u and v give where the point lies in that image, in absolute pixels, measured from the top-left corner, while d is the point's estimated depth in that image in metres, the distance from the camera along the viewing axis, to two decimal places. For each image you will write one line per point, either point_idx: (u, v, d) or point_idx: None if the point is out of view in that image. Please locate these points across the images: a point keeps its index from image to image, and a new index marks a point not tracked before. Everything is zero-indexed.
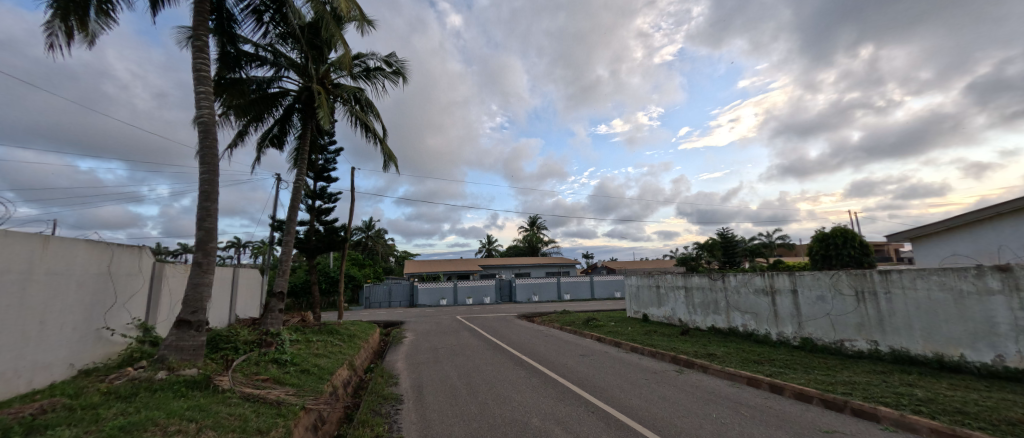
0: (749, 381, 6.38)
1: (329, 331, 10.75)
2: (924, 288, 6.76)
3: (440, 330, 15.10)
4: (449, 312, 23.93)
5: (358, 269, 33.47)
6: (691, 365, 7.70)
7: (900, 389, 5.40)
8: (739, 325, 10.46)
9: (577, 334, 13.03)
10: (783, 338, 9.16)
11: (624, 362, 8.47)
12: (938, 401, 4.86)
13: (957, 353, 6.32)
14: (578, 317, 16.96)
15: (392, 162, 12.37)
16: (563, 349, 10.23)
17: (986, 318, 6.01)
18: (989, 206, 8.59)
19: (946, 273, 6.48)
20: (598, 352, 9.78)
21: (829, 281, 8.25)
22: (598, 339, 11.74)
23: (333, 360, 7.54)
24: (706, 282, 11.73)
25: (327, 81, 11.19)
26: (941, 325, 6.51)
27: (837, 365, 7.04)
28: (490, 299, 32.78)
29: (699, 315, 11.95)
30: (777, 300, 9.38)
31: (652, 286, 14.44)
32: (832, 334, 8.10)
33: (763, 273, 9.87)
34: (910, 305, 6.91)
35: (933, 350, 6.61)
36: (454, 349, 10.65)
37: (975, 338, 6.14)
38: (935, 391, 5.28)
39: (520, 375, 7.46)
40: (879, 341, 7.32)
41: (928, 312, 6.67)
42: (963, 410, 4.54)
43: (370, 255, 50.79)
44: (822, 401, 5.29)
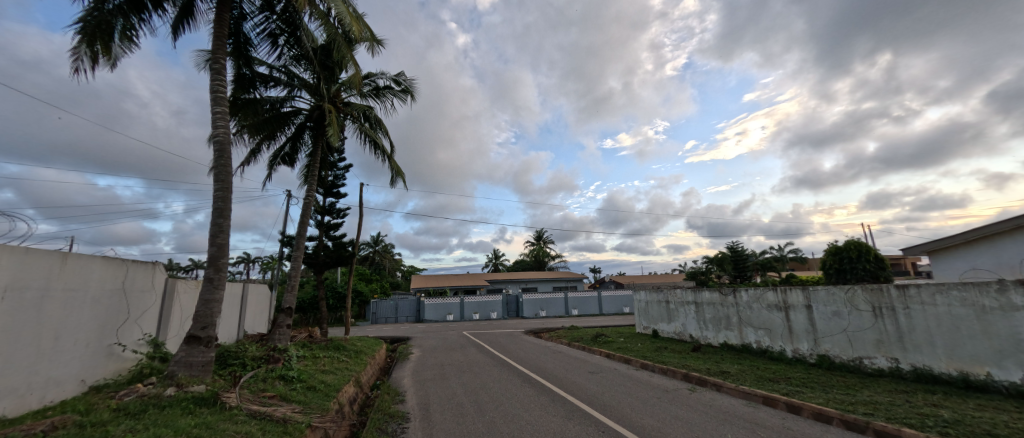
0: (765, 401, 6.21)
1: (336, 347, 10.74)
2: (944, 304, 6.59)
3: (447, 346, 15.00)
4: (456, 328, 23.68)
5: (365, 284, 33.53)
6: (703, 383, 7.54)
7: (924, 410, 5.22)
8: (752, 341, 10.24)
9: (586, 350, 12.86)
10: (799, 355, 8.94)
11: (635, 380, 8.30)
12: (965, 422, 4.69)
13: (984, 371, 6.12)
14: (585, 334, 16.75)
15: (399, 178, 12.50)
16: (572, 366, 10.09)
17: (1012, 335, 5.83)
18: (1006, 219, 8.46)
19: (966, 288, 6.33)
20: (609, 369, 9.65)
21: (844, 296, 8.09)
22: (608, 355, 11.61)
23: (338, 377, 7.50)
24: (716, 298, 11.56)
25: (338, 100, 11.39)
26: (964, 342, 6.32)
27: (857, 383, 6.85)
28: (497, 314, 32.56)
29: (710, 331, 11.74)
30: (791, 316, 9.19)
31: (661, 301, 14.24)
32: (849, 351, 7.90)
33: (775, 288, 9.69)
34: (931, 321, 6.73)
35: (957, 368, 6.41)
36: (461, 366, 10.53)
37: (1002, 356, 5.94)
38: (961, 412, 5.09)
39: (529, 393, 7.34)
40: (900, 359, 7.12)
41: (950, 328, 6.49)
42: (992, 433, 4.37)
43: (376, 270, 50.84)
44: (843, 422, 5.12)
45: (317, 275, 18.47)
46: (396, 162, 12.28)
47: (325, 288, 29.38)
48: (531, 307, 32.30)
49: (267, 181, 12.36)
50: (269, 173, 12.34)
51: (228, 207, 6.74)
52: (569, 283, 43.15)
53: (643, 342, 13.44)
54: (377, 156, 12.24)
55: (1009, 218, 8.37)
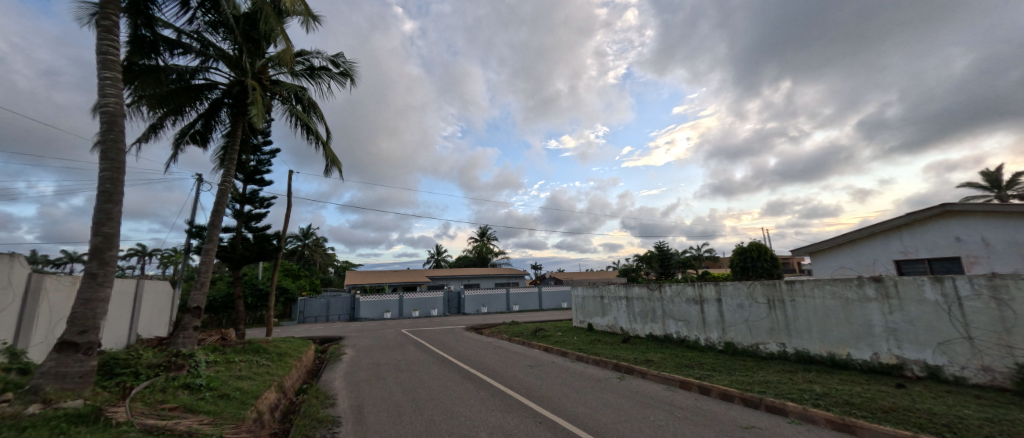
0: (681, 384, 6.75)
1: (255, 350, 10.06)
2: (819, 296, 7.55)
3: (382, 345, 14.58)
4: (394, 326, 23.14)
5: (291, 281, 31.56)
6: (631, 371, 8.02)
7: (803, 385, 5.98)
8: (673, 332, 11.02)
9: (525, 344, 13.14)
10: (710, 343, 9.77)
11: (570, 371, 8.64)
12: (832, 394, 5.43)
13: (845, 352, 7.10)
14: (525, 329, 17.08)
15: (334, 166, 11.92)
16: (511, 361, 10.26)
17: (865, 321, 6.84)
18: (865, 227, 10.14)
19: (836, 282, 7.31)
20: (547, 362, 9.93)
21: (747, 290, 8.98)
22: (546, 349, 11.97)
23: (258, 383, 7.05)
24: (645, 292, 12.28)
25: (264, 77, 10.54)
26: (832, 328, 7.29)
27: (753, 365, 7.67)
28: (438, 311, 32.25)
29: (638, 324, 12.47)
30: (705, 308, 10.01)
31: (596, 296, 14.85)
32: (748, 338, 8.80)
33: (693, 283, 10.48)
34: (809, 311, 7.67)
35: (826, 350, 7.37)
36: (398, 365, 10.31)
37: (858, 339, 6.94)
38: (830, 385, 5.90)
39: (468, 388, 7.40)
40: (786, 343, 8.04)
41: (822, 316, 7.45)
42: (850, 401, 5.11)
43: (306, 265, 47.99)
44: (742, 399, 5.71)
45: (235, 270, 17.01)
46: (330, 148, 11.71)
47: (243, 285, 27.21)
48: (473, 303, 32.33)
49: (172, 162, 11.25)
50: (174, 152, 11.24)
51: (119, 191, 6.08)
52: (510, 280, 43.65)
53: (578, 335, 13.98)
54: (309, 141, 11.60)
55: (868, 227, 10.02)
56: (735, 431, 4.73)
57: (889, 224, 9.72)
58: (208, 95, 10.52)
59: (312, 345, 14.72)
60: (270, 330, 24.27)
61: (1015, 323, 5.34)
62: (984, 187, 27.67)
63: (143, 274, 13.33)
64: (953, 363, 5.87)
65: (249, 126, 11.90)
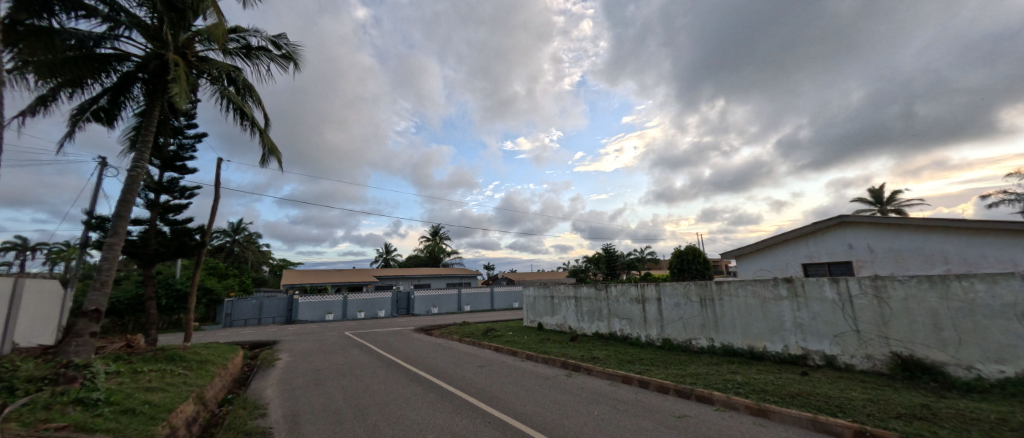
0: (624, 379, 7.23)
1: (169, 358, 9.43)
2: (743, 295, 8.50)
3: (323, 348, 14.14)
4: (337, 328, 22.39)
5: (216, 281, 29.43)
6: (578, 369, 8.44)
7: (727, 376, 6.66)
8: (618, 330, 11.64)
9: (476, 345, 13.29)
10: (650, 339, 10.47)
11: (520, 370, 8.93)
12: (751, 383, 6.10)
13: (762, 345, 8.09)
14: (476, 329, 17.22)
15: (272, 155, 11.47)
16: (460, 361, 10.38)
17: (778, 317, 7.87)
18: (779, 235, 11.67)
19: (757, 283, 8.29)
20: (496, 362, 10.16)
21: (683, 289, 9.72)
22: (496, 349, 12.19)
23: (171, 395, 6.65)
24: (592, 292, 12.85)
25: (190, 53, 9.95)
26: (753, 323, 8.26)
27: (686, 359, 8.38)
28: (386, 312, 31.53)
29: (586, 322, 13.03)
30: (646, 307, 10.69)
31: (547, 296, 15.31)
32: (682, 334, 9.57)
33: (636, 284, 11.14)
34: (734, 308, 8.59)
35: (747, 343, 8.33)
36: (343, 370, 10.08)
37: (772, 333, 7.95)
38: (749, 375, 6.61)
39: (415, 391, 7.46)
40: (714, 338, 8.90)
41: (745, 313, 8.39)
42: (765, 389, 5.79)
43: (237, 265, 44.85)
44: (676, 391, 6.25)
45: (144, 268, 15.40)
46: (267, 135, 11.22)
47: (157, 285, 25.04)
48: (423, 304, 31.96)
49: (68, 139, 10.20)
50: (71, 128, 10.23)
51: None
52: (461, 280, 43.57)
53: (528, 335, 14.34)
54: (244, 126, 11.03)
55: (781, 234, 11.55)
56: (667, 419, 5.20)
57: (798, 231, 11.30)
58: (118, 67, 9.61)
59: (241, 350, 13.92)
60: (193, 334, 22.52)
61: (891, 317, 6.42)
62: (870, 202, 31.44)
63: (22, 274, 11.87)
64: (845, 352, 6.93)
65: (169, 106, 11.08)
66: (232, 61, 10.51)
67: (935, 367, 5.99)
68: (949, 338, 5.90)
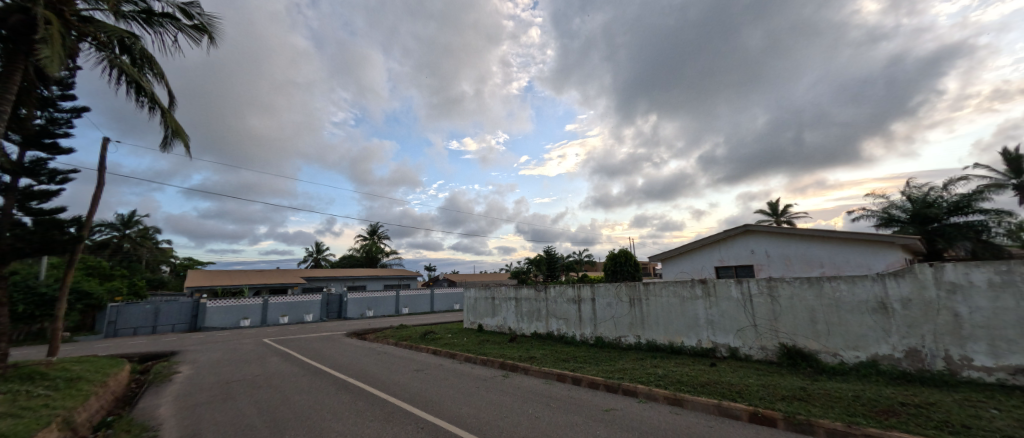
0: (559, 377, 7.50)
1: (30, 377, 7.75)
2: (666, 294, 9.19)
3: (239, 359, 13.02)
4: (255, 335, 20.65)
5: (102, 283, 25.58)
6: (515, 369, 8.62)
7: (650, 369, 7.18)
8: (555, 329, 11.99)
9: (412, 348, 13.04)
10: (584, 338, 10.93)
11: (456, 372, 8.94)
12: (670, 375, 6.63)
13: (680, 340, 8.86)
14: (414, 332, 16.89)
15: (179, 137, 10.60)
16: (394, 366, 10.13)
17: (694, 315, 8.69)
18: (696, 240, 12.84)
19: (678, 284, 9.02)
20: (433, 365, 10.04)
21: (615, 290, 10.24)
22: (434, 352, 12.08)
23: (28, 422, 5.61)
24: (532, 293, 13.14)
25: (66, 9, 7.41)
26: (673, 321, 9.00)
27: (615, 355, 8.89)
28: (313, 316, 29.60)
29: (525, 323, 13.30)
30: (582, 307, 11.12)
31: (488, 297, 15.43)
32: (612, 332, 10.14)
33: (573, 285, 11.55)
34: (657, 307, 9.30)
35: (668, 339, 9.06)
36: (258, 382, 9.35)
37: (689, 329, 8.76)
38: (669, 368, 7.19)
39: (342, 400, 7.21)
40: (641, 335, 9.55)
41: (668, 311, 9.11)
42: (681, 380, 6.34)
43: (126, 267, 38.61)
44: (606, 386, 6.62)
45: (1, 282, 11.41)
46: (170, 114, 10.20)
47: (12, 289, 18.82)
48: (357, 307, 30.52)
49: None
50: None
51: None
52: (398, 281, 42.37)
53: (468, 336, 14.36)
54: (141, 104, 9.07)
55: (698, 239, 12.74)
56: (597, 413, 5.51)
57: (712, 237, 12.57)
58: None
59: (128, 363, 12.05)
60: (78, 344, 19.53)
61: (781, 313, 7.57)
62: (767, 212, 35.09)
63: None
64: (745, 344, 7.97)
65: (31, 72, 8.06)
66: (126, 26, 8.60)
67: (809, 354, 7.21)
68: (820, 329, 7.14)
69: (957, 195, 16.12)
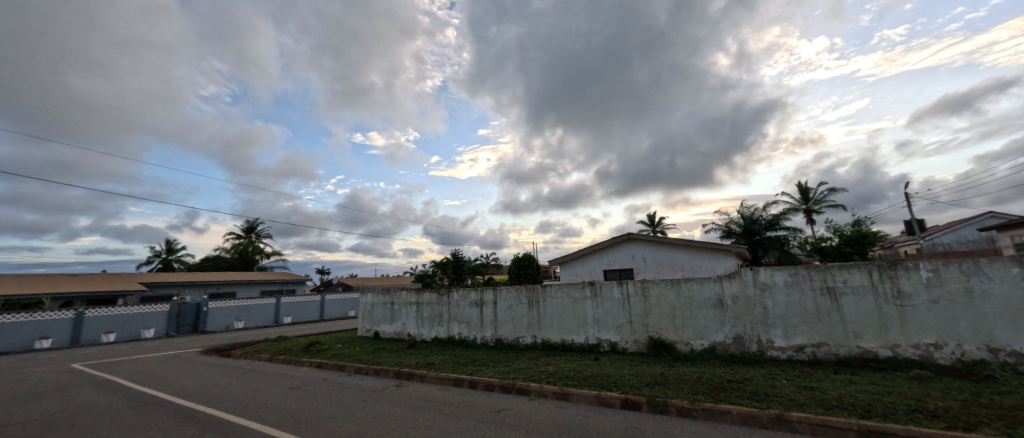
0: (455, 382, 7.58)
1: None
2: (560, 296, 9.81)
3: (53, 383, 10.44)
4: (79, 354, 16.66)
5: None
6: (410, 377, 8.48)
7: (543, 367, 7.63)
8: (456, 333, 12.07)
9: (293, 363, 12.02)
10: (484, 341, 11.15)
11: (344, 386, 8.48)
12: (560, 371, 7.15)
13: (570, 338, 9.54)
14: (296, 345, 15.47)
15: None
16: (269, 384, 9.18)
17: (583, 314, 9.44)
18: (585, 247, 13.94)
19: (570, 286, 9.67)
20: (315, 381, 9.36)
21: (514, 293, 10.64)
22: (318, 365, 11.31)
23: None
24: (434, 298, 13.01)
25: None
26: (566, 320, 9.65)
27: (512, 356, 9.25)
28: (155, 332, 22.62)
29: (426, 328, 13.10)
30: (483, 310, 11.33)
31: (387, 303, 14.82)
32: (511, 333, 10.53)
33: (476, 288, 11.69)
34: (553, 308, 9.89)
35: (561, 337, 9.69)
36: (74, 409, 7.62)
37: (578, 327, 9.48)
38: (559, 365, 7.72)
39: (198, 423, 6.38)
40: (537, 334, 10.07)
41: (562, 310, 9.75)
42: (568, 375, 6.85)
43: None
44: (501, 387, 6.88)
45: None
46: None
47: None
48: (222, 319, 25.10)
49: None
50: None
51: None
52: (278, 285, 37.37)
53: (363, 345, 13.69)
54: None
55: (586, 246, 13.84)
56: (488, 415, 5.69)
57: (597, 244, 13.77)
58: None
59: None
60: None
61: (651, 310, 8.64)
62: (647, 222, 39.21)
63: None
64: (622, 338, 8.88)
65: None
66: None
67: (669, 344, 8.38)
68: (678, 323, 8.35)
69: (771, 214, 19.71)
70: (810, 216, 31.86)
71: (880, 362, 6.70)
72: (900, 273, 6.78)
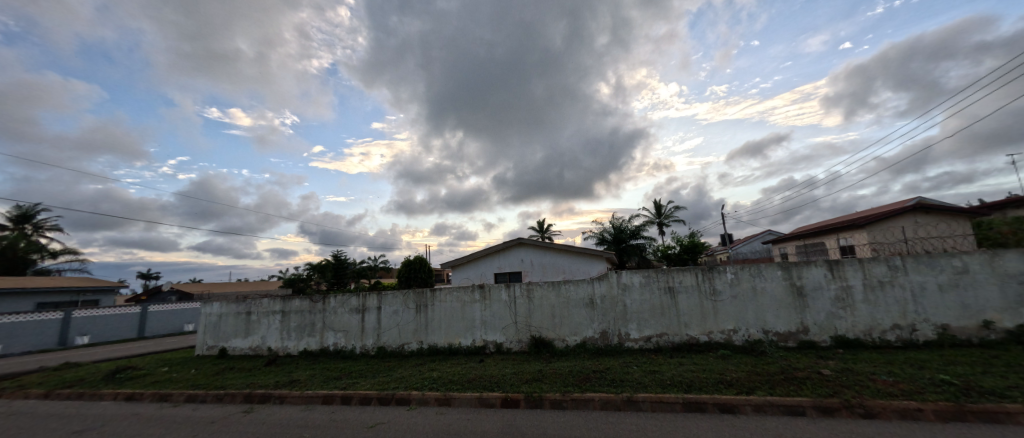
0: (324, 399, 7.10)
1: None
2: (450, 299, 9.86)
3: None
4: None
5: None
6: (265, 399, 7.59)
7: (427, 374, 7.57)
8: (331, 344, 10.82)
9: (85, 399, 8.51)
10: (364, 350, 10.46)
11: (172, 417, 7.06)
12: (442, 377, 7.19)
13: (457, 341, 9.63)
14: (90, 372, 11.25)
15: None
16: (58, 420, 7.17)
17: (472, 317, 9.62)
18: (479, 251, 14.21)
19: (460, 289, 9.78)
20: (124, 412, 7.55)
21: (401, 298, 10.33)
22: (128, 399, 8.39)
23: None
24: (305, 305, 11.22)
25: None
26: (455, 325, 9.72)
27: (395, 364, 8.99)
28: None
29: (292, 340, 11.21)
30: (365, 317, 10.60)
31: (239, 313, 11.90)
32: (396, 340, 10.21)
33: (357, 293, 10.81)
34: (442, 312, 9.88)
35: (448, 341, 9.72)
36: None
37: (466, 331, 9.61)
38: (445, 369, 7.77)
39: None
40: (423, 340, 9.95)
41: (450, 314, 9.80)
42: (453, 380, 6.92)
43: None
44: (378, 399, 6.69)
45: None
46: None
47: None
48: None
49: None
50: None
51: None
52: (71, 297, 24.44)
53: (201, 368, 10.72)
54: None
55: (479, 249, 14.12)
56: (361, 432, 5.47)
57: (490, 248, 14.13)
58: None
59: None
60: None
61: (534, 311, 9.18)
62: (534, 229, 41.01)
63: None
64: (507, 339, 9.26)
65: None
66: None
67: (548, 342, 8.97)
68: (555, 321, 9.02)
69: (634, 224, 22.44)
70: (661, 228, 36.76)
71: (700, 345, 8.19)
72: (715, 274, 8.41)
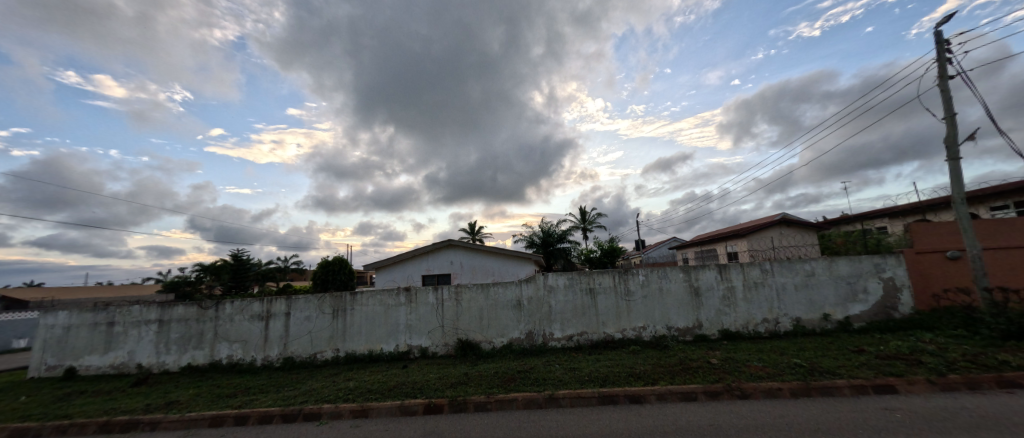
0: (211, 422, 6.42)
1: None
2: (371, 303, 9.51)
3: None
4: None
5: None
6: (132, 426, 6.55)
7: (342, 385, 7.23)
8: (223, 357, 9.79)
9: None
10: (266, 362, 9.62)
11: None
12: (356, 387, 6.92)
13: (378, 347, 9.33)
14: None
15: None
16: None
17: (395, 322, 9.37)
18: (407, 252, 13.86)
19: (384, 292, 9.50)
20: None
21: (316, 303, 9.74)
22: None
23: None
24: (191, 312, 10.01)
25: None
26: (377, 330, 9.39)
27: (305, 376, 8.47)
28: None
29: (172, 354, 9.93)
30: (269, 325, 9.78)
31: (97, 324, 10.20)
32: (308, 349, 9.58)
33: (260, 299, 9.94)
34: (362, 317, 9.50)
35: (368, 348, 9.37)
36: None
37: (388, 336, 9.34)
38: (362, 378, 7.49)
39: None
40: (340, 348, 9.48)
41: (371, 319, 9.46)
42: (371, 389, 6.70)
43: None
44: (281, 416, 6.24)
45: None
46: None
47: None
48: None
49: None
50: None
51: None
52: None
53: (37, 392, 8.98)
54: None
55: (407, 251, 13.78)
56: None
57: (417, 250, 13.84)
58: None
59: None
60: None
61: (462, 313, 9.16)
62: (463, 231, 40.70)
63: None
64: (433, 343, 9.16)
65: None
66: None
67: (476, 344, 8.99)
68: (484, 323, 9.08)
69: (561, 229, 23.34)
70: (586, 233, 38.45)
71: (615, 342, 8.71)
72: (630, 276, 9.01)
